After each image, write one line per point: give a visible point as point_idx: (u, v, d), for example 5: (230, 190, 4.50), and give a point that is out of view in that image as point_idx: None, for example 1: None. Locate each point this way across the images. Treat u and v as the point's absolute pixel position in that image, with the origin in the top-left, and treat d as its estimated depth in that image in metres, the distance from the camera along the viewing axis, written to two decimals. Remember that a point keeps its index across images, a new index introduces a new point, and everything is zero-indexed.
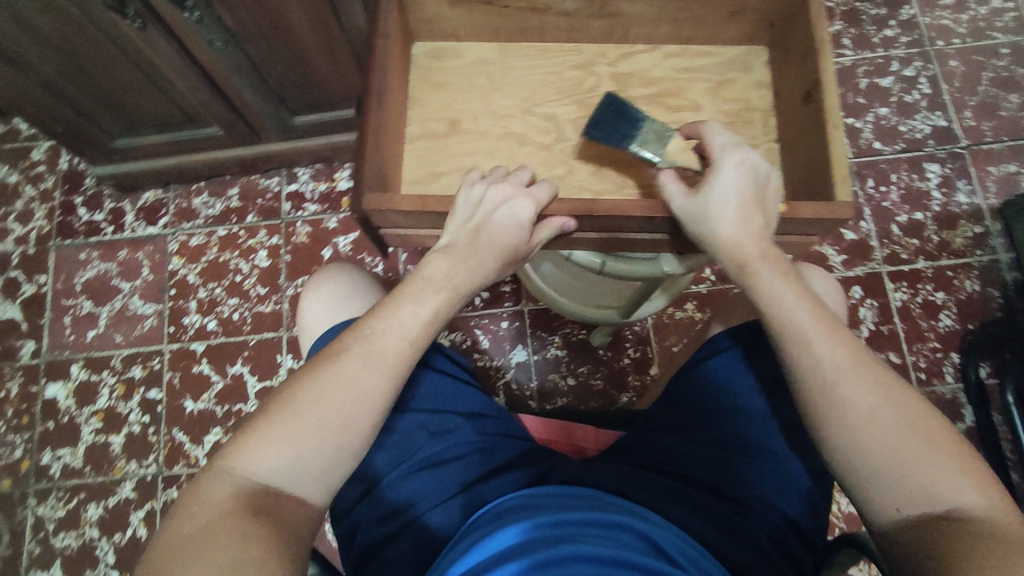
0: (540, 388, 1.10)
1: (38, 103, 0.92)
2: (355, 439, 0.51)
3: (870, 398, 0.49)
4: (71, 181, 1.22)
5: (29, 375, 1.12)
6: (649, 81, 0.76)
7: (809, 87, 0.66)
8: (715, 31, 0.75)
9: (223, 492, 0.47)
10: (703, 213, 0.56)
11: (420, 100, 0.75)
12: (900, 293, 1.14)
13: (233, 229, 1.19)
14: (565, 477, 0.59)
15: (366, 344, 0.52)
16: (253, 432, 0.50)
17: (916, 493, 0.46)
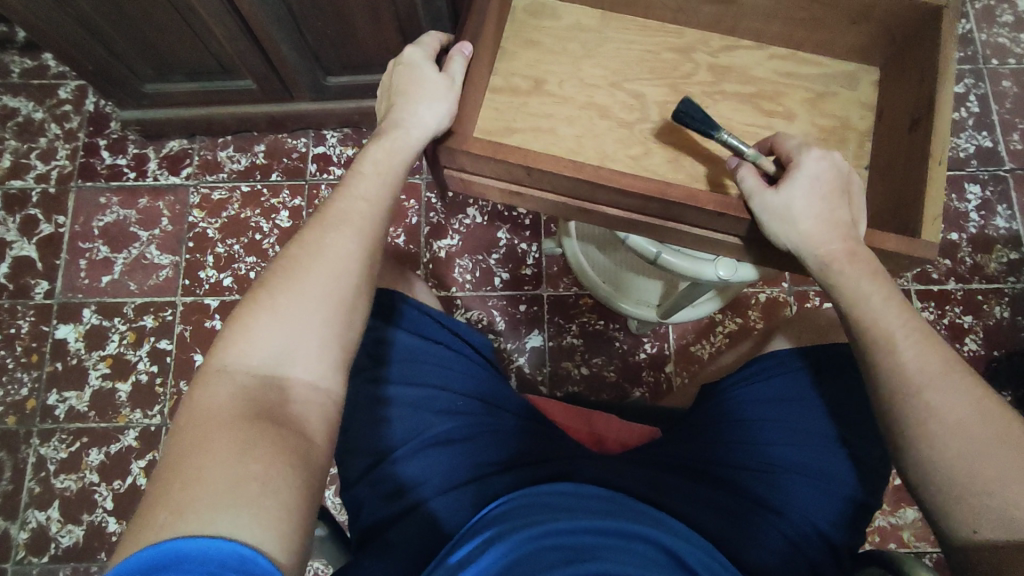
0: (552, 374, 1.09)
1: (71, 40, 0.90)
2: (329, 310, 0.50)
3: (960, 406, 0.47)
4: (97, 123, 1.21)
5: (41, 315, 1.12)
6: (749, 79, 0.71)
7: (918, 114, 0.62)
8: (830, 37, 0.69)
9: (220, 391, 0.45)
10: (786, 203, 0.55)
11: (510, 54, 0.70)
12: (927, 312, 1.12)
13: (256, 185, 1.18)
14: (592, 476, 0.56)
15: (330, 224, 0.54)
16: (233, 329, 0.49)
17: (998, 514, 0.44)
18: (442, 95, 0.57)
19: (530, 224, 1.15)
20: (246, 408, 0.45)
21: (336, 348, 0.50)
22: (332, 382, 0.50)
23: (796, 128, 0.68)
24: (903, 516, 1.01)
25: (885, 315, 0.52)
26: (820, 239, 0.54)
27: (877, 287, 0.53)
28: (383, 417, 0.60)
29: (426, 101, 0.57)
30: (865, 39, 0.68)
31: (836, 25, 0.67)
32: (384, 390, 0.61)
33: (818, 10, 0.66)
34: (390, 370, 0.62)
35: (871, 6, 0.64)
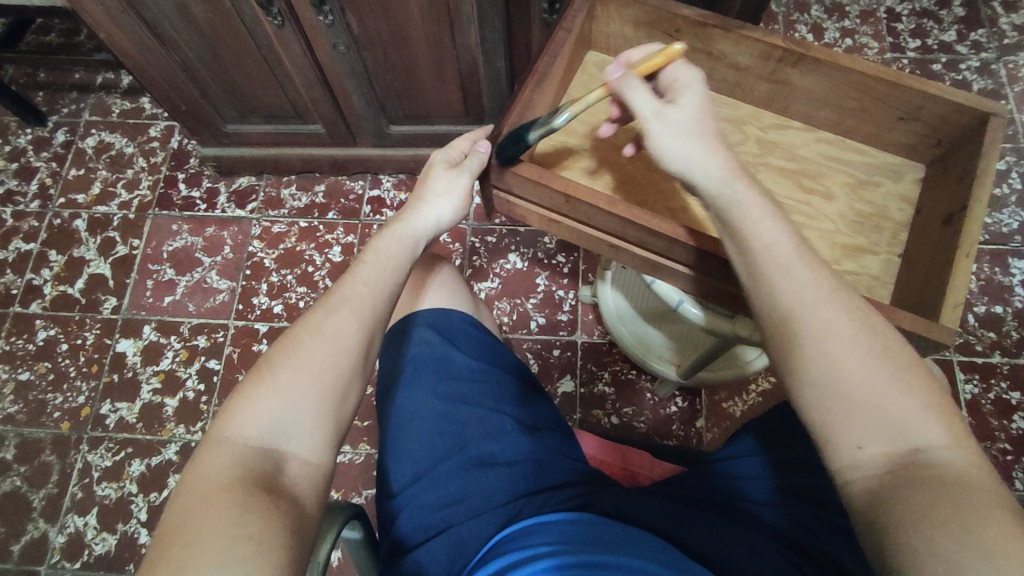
0: (582, 420, 1.09)
1: (170, 81, 1.02)
2: (334, 385, 0.50)
3: (850, 325, 0.47)
4: (178, 158, 1.33)
5: (106, 328, 1.20)
6: (794, 157, 0.73)
7: (952, 211, 0.63)
8: (879, 131, 0.71)
9: (219, 462, 0.44)
10: (680, 132, 0.54)
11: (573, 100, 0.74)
12: (970, 385, 1.09)
13: (313, 222, 1.26)
14: (607, 509, 0.56)
15: (335, 301, 0.53)
16: (236, 400, 0.48)
17: (885, 431, 0.44)
18: (452, 190, 0.61)
19: (568, 272, 1.19)
20: (245, 477, 0.43)
21: (332, 422, 0.49)
22: (325, 458, 0.48)
23: (832, 209, 0.70)
24: None
25: (782, 245, 0.50)
26: (714, 168, 0.53)
27: (765, 217, 0.51)
28: (430, 432, 0.62)
29: (438, 199, 0.61)
30: (913, 138, 0.70)
31: (883, 119, 0.69)
32: (433, 403, 0.64)
33: (869, 104, 0.68)
34: (445, 386, 0.65)
35: (920, 107, 0.66)
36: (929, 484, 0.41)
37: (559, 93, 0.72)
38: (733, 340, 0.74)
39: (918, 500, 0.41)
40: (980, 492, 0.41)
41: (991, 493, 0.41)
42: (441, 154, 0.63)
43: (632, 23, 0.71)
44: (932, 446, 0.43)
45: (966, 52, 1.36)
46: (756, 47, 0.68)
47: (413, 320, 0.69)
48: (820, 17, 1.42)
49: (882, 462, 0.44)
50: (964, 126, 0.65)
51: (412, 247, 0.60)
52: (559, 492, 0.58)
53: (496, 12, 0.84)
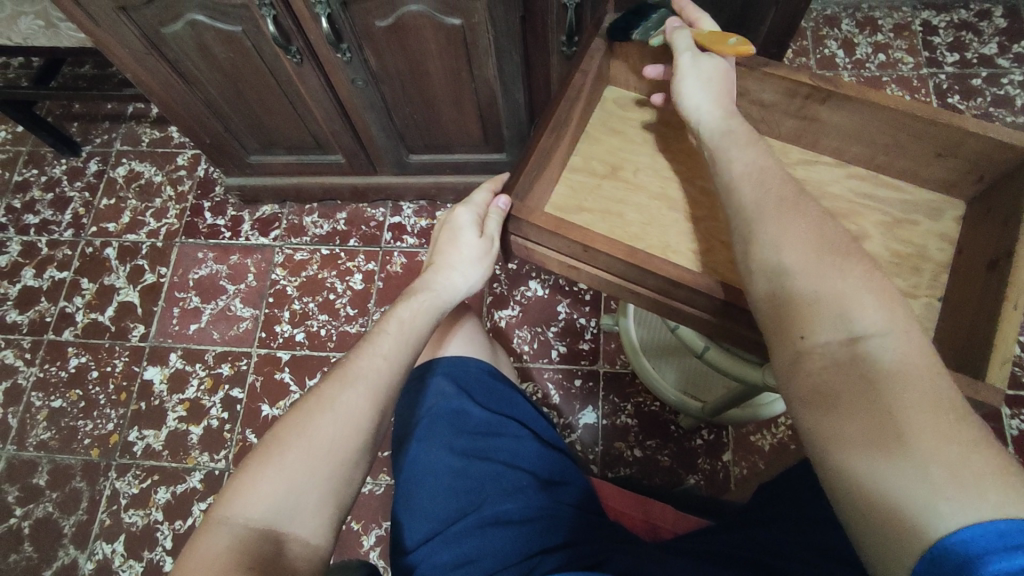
0: (604, 453, 1.07)
1: (195, 116, 1.04)
2: (342, 463, 0.50)
3: (799, 232, 0.45)
4: (205, 187, 1.36)
5: (134, 356, 1.22)
6: (824, 194, 0.70)
7: (997, 254, 0.59)
8: (914, 165, 0.67)
9: (220, 543, 0.45)
10: (693, 78, 0.59)
11: (592, 138, 0.72)
12: (1016, 421, 1.04)
13: (335, 250, 1.27)
14: (624, 568, 0.54)
15: (350, 376, 0.54)
16: (243, 480, 0.49)
17: (824, 322, 0.41)
18: (481, 260, 0.64)
19: (590, 299, 1.18)
20: (244, 561, 0.44)
21: (334, 504, 0.50)
22: (325, 540, 0.49)
23: (868, 249, 0.66)
24: None
25: (740, 182, 0.51)
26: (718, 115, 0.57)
27: (739, 147, 0.54)
28: (443, 488, 0.61)
29: (464, 266, 0.64)
30: (953, 173, 0.66)
31: (919, 155, 0.66)
32: (446, 458, 0.63)
33: (905, 139, 0.65)
34: (458, 440, 0.64)
35: (960, 144, 0.62)
36: (863, 376, 0.38)
37: (577, 132, 0.70)
38: (761, 386, 0.71)
39: (864, 415, 0.37)
40: (923, 381, 0.37)
41: (943, 390, 0.37)
42: (475, 216, 0.63)
43: None
44: (871, 334, 0.40)
45: (1009, 65, 1.29)
46: (780, 84, 0.65)
47: (431, 367, 0.68)
48: (851, 32, 1.37)
49: (824, 359, 0.41)
50: (1005, 163, 0.61)
51: (433, 313, 0.63)
52: (576, 549, 0.57)
53: (514, 46, 0.83)
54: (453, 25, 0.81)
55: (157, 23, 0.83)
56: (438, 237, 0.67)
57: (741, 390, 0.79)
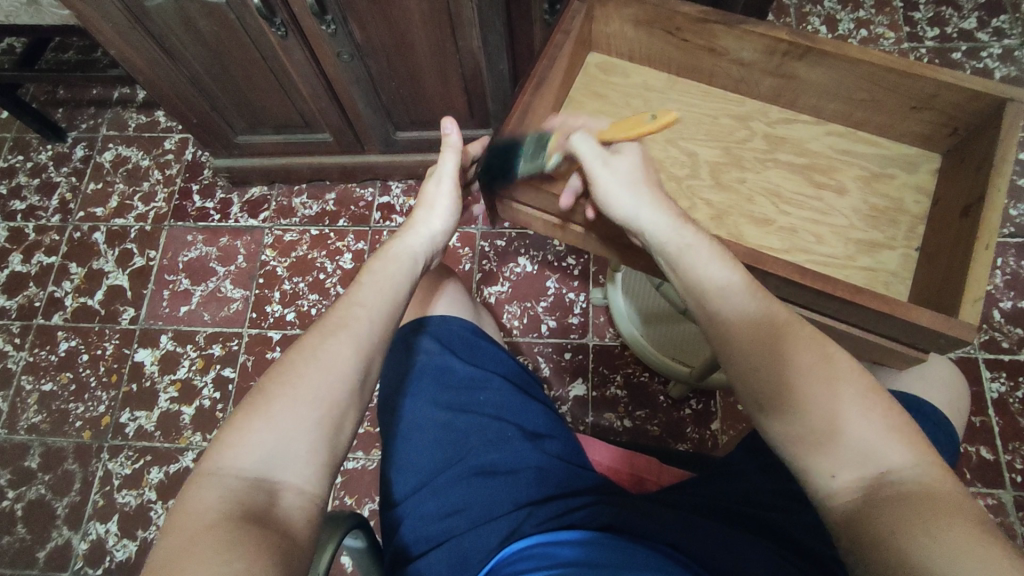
0: (594, 424, 1.08)
1: (180, 95, 1.04)
2: (329, 412, 0.51)
3: (720, 279, 0.52)
4: (192, 170, 1.35)
5: (124, 339, 1.22)
6: (803, 151, 0.71)
7: (970, 202, 0.60)
8: (890, 122, 0.69)
9: (211, 492, 0.46)
10: (625, 184, 0.57)
11: (576, 102, 0.74)
12: (997, 383, 1.06)
13: (324, 230, 1.27)
14: (608, 521, 0.55)
15: (332, 327, 0.54)
16: (231, 431, 0.49)
17: (850, 453, 0.44)
18: (437, 203, 0.66)
19: (578, 274, 1.19)
20: (236, 512, 0.44)
21: (326, 452, 0.50)
22: (319, 488, 0.49)
23: (845, 204, 0.68)
24: None
25: (670, 229, 0.55)
26: (659, 220, 0.55)
27: (715, 259, 0.53)
28: (430, 444, 0.63)
29: (431, 215, 0.66)
30: (928, 127, 0.67)
31: (895, 110, 0.67)
32: (432, 413, 0.64)
33: (881, 95, 0.66)
34: (444, 394, 0.65)
35: (933, 96, 0.63)
36: (894, 501, 0.42)
37: (560, 95, 0.71)
38: None
39: (878, 535, 0.41)
40: (946, 502, 0.41)
41: (957, 504, 0.41)
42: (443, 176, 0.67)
43: (633, 22, 0.70)
44: (896, 461, 0.43)
45: (987, 39, 1.31)
46: (760, 42, 0.66)
47: (418, 327, 0.69)
48: (833, 8, 1.38)
49: (854, 487, 0.44)
50: (979, 114, 0.63)
51: (411, 264, 0.62)
52: (565, 500, 0.58)
53: (496, 14, 0.84)
54: None
55: None
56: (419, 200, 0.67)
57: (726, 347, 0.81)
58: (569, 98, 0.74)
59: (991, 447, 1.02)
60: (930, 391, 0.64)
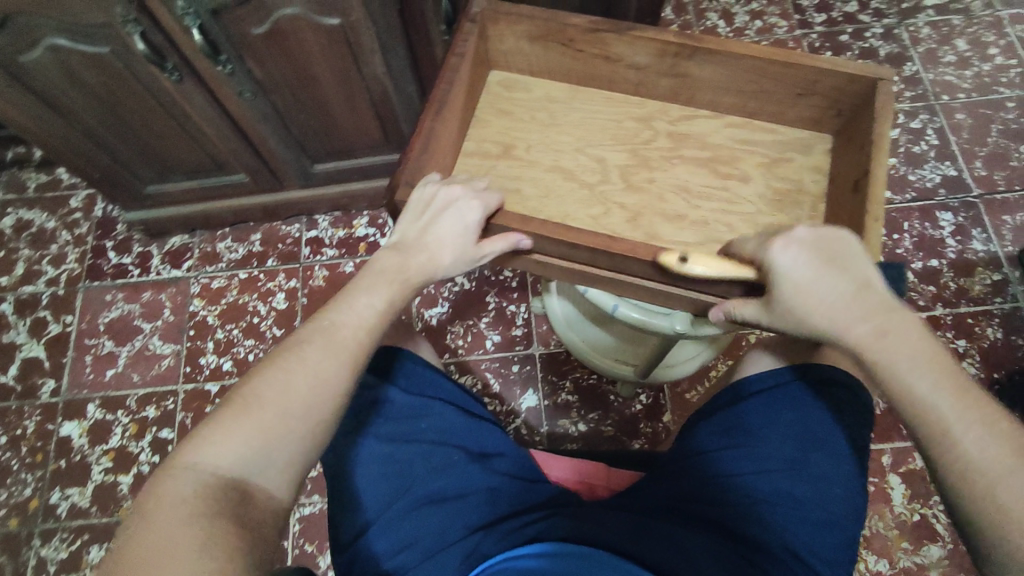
0: (550, 433, 1.08)
1: (79, 151, 0.99)
2: (321, 422, 0.47)
3: (873, 334, 0.46)
4: (105, 226, 1.29)
5: (47, 414, 1.14)
6: (705, 145, 0.74)
7: (859, 177, 0.64)
8: (780, 109, 0.72)
9: (178, 493, 0.41)
10: (807, 304, 0.49)
11: (482, 121, 0.75)
12: None
13: (253, 272, 1.23)
14: (565, 533, 0.54)
15: (329, 333, 0.50)
16: (210, 427, 0.45)
17: None
18: (467, 226, 0.57)
19: (517, 286, 1.19)
20: (209, 511, 0.41)
21: (308, 462, 0.47)
22: (294, 495, 0.46)
23: (749, 191, 0.71)
24: (928, 554, 0.99)
25: (828, 316, 0.48)
26: (841, 321, 0.48)
27: (894, 340, 0.45)
28: (376, 477, 0.61)
29: (456, 231, 0.57)
30: (815, 111, 0.71)
31: (784, 98, 0.70)
32: (375, 446, 0.63)
33: (766, 84, 0.69)
34: (384, 426, 0.64)
35: (814, 82, 0.67)
36: None
37: (463, 115, 0.72)
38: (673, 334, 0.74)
39: None
40: None
41: None
42: (477, 201, 0.58)
43: (527, 37, 0.71)
44: None
45: (870, 21, 1.40)
46: (651, 46, 0.68)
47: None
48: (729, 3, 1.45)
49: None
50: (857, 94, 0.66)
51: (427, 260, 0.56)
52: (517, 518, 0.58)
53: (396, 39, 0.84)
54: (333, 26, 0.81)
55: (13, 51, 0.78)
56: (420, 209, 0.58)
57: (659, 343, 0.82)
58: (473, 119, 0.75)
59: None
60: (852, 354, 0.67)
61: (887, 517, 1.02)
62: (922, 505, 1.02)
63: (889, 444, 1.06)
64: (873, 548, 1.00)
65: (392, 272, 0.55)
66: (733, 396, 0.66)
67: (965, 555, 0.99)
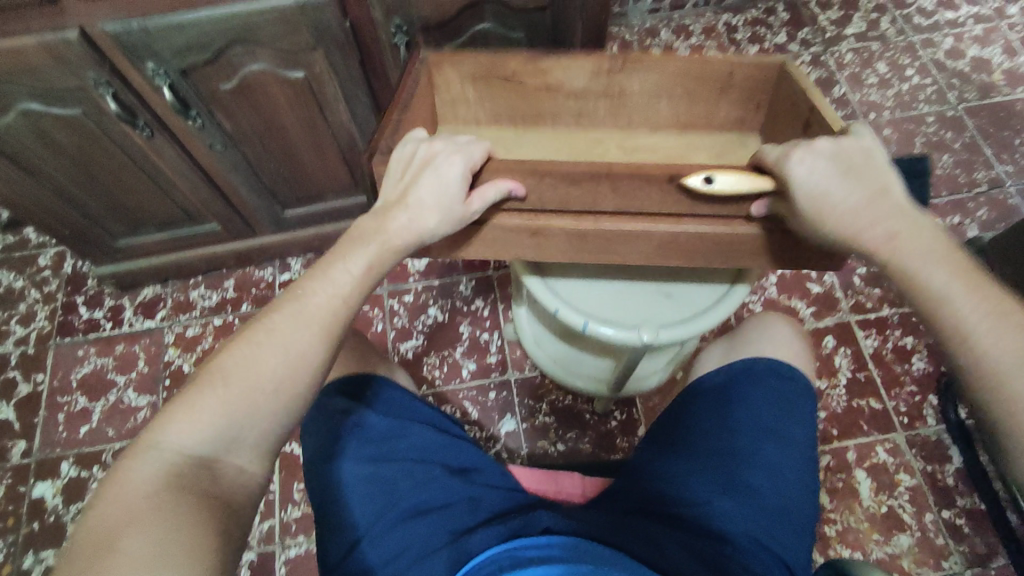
0: (529, 455, 1.11)
1: (51, 209, 1.00)
2: (287, 400, 0.49)
3: (915, 257, 0.48)
4: (75, 282, 1.29)
5: (18, 475, 1.12)
6: (655, 150, 0.81)
7: (805, 119, 0.68)
8: (709, 112, 0.79)
9: (147, 469, 0.45)
10: (829, 212, 0.49)
11: None
12: (870, 340, 1.19)
13: (228, 317, 1.24)
14: (547, 525, 0.58)
15: (297, 305, 0.51)
16: (179, 403, 0.48)
17: None
18: (448, 175, 0.55)
19: (489, 314, 1.23)
20: (175, 488, 0.44)
21: (275, 439, 0.50)
22: (261, 470, 0.50)
23: None
24: (899, 544, 1.03)
25: (861, 230, 0.49)
26: (863, 232, 0.49)
27: (932, 257, 0.48)
28: (361, 496, 0.64)
29: (437, 185, 0.55)
30: (739, 110, 0.78)
31: (709, 97, 0.77)
32: (356, 468, 0.65)
33: (691, 85, 0.76)
34: (366, 449, 0.66)
35: (730, 75, 0.74)
36: None
37: None
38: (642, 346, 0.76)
39: None
40: None
41: None
42: (458, 155, 0.56)
43: (470, 83, 0.78)
44: None
45: (798, 49, 1.52)
46: (585, 67, 0.74)
47: (334, 390, 0.71)
48: (670, 39, 1.56)
49: None
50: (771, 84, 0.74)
51: (410, 223, 0.54)
52: (502, 518, 0.60)
53: (359, 89, 0.89)
54: (297, 79, 0.86)
55: None
56: (402, 170, 0.57)
57: (631, 356, 0.84)
58: None
59: (878, 396, 1.14)
60: (779, 350, 0.76)
61: (857, 511, 1.06)
62: (888, 496, 1.07)
63: (853, 440, 1.11)
64: (846, 542, 1.04)
65: (371, 234, 0.55)
66: (689, 401, 0.72)
67: (932, 541, 1.03)
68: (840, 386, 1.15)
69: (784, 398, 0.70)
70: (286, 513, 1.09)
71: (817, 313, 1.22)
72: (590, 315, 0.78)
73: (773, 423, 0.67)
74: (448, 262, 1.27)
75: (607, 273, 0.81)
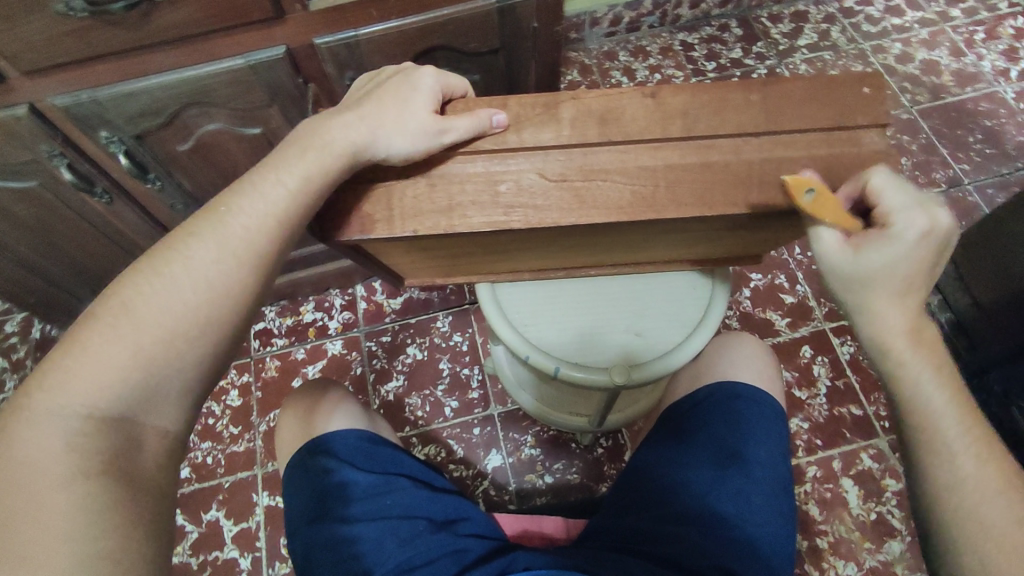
0: (518, 490, 1.10)
1: (10, 279, 0.98)
2: (208, 348, 0.49)
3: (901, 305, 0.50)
4: (44, 347, 1.27)
5: None
6: None
7: None
8: None
9: (52, 437, 0.44)
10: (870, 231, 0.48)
11: None
12: (846, 346, 1.20)
13: None
14: (529, 564, 0.59)
15: (215, 239, 0.50)
16: (81, 359, 0.46)
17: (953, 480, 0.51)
18: (420, 97, 0.54)
19: (468, 349, 1.22)
20: (89, 456, 0.44)
21: (195, 390, 0.50)
22: (182, 423, 0.50)
23: None
24: (891, 550, 1.04)
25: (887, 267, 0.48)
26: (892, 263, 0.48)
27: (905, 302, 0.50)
28: (341, 559, 0.62)
29: (405, 104, 0.54)
30: None
31: None
32: (338, 530, 0.64)
33: None
34: (349, 509, 0.65)
35: None
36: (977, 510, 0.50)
37: None
38: (614, 388, 0.78)
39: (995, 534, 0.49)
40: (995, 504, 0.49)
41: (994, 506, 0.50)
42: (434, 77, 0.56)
43: None
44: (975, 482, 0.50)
45: (753, 63, 1.56)
46: None
47: (316, 449, 0.71)
48: (628, 61, 1.58)
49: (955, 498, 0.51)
50: None
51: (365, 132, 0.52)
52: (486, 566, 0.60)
53: None
54: (254, 134, 0.85)
55: None
56: (373, 91, 0.57)
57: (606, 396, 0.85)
58: None
59: (859, 403, 1.15)
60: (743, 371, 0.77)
61: (848, 520, 1.06)
62: (877, 503, 1.07)
63: (837, 449, 1.12)
64: (839, 553, 1.04)
65: (317, 143, 0.52)
66: (667, 436, 0.73)
67: None
68: (821, 395, 1.16)
69: (752, 421, 0.71)
70: (275, 571, 1.07)
71: (793, 324, 1.23)
72: (562, 360, 0.79)
73: (749, 450, 0.68)
74: (424, 298, 1.27)
75: (576, 314, 0.83)
